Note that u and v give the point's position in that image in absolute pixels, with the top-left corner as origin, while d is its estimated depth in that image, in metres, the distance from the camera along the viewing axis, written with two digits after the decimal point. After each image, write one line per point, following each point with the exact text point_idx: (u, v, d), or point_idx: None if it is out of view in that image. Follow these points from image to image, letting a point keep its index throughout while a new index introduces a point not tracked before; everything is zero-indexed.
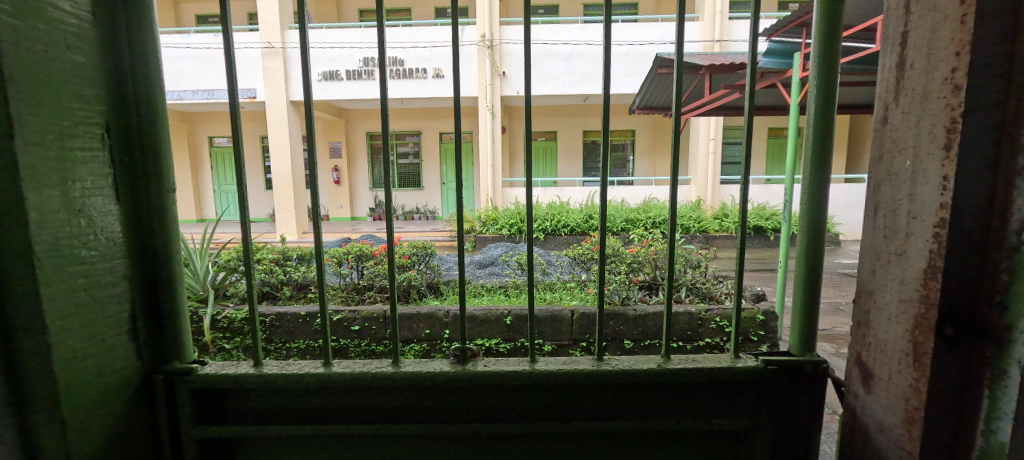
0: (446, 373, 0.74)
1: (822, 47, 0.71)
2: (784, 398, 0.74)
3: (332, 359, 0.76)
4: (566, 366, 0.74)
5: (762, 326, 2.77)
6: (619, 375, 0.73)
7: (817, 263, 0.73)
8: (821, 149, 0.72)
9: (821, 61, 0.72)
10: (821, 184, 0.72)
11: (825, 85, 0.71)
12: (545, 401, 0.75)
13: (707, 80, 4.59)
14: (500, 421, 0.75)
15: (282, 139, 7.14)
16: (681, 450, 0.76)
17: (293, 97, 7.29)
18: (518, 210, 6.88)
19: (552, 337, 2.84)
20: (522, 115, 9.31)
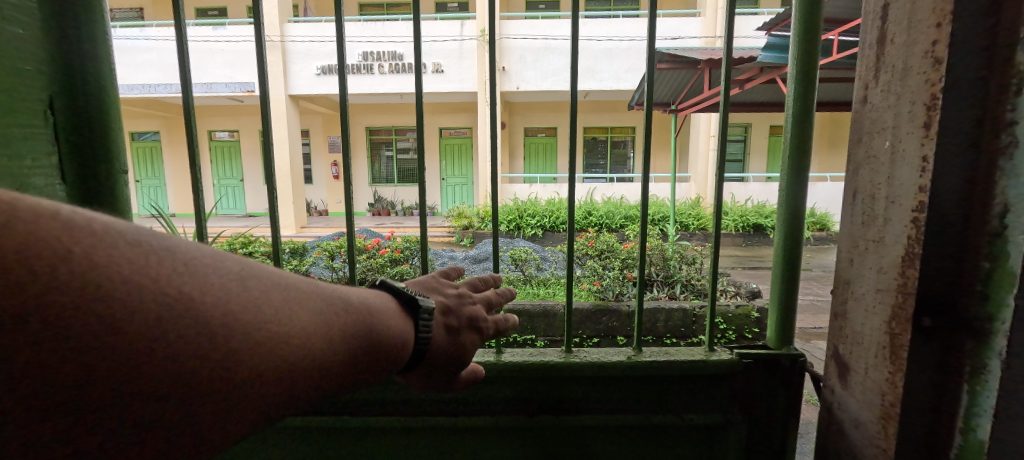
0: None
1: (802, 33, 0.69)
2: (759, 396, 0.71)
3: None
4: (531, 357, 0.72)
5: (756, 323, 3.10)
6: (586, 368, 0.71)
7: (796, 258, 0.70)
8: (800, 140, 0.70)
9: (802, 47, 0.69)
10: (800, 177, 0.70)
11: (808, 70, 0.69)
12: (510, 395, 0.73)
13: (707, 75, 4.63)
14: (463, 415, 0.73)
15: (281, 133, 7.31)
16: (652, 447, 0.73)
17: (292, 91, 7.50)
18: (517, 206, 6.89)
19: (545, 332, 2.97)
20: (522, 111, 9.32)
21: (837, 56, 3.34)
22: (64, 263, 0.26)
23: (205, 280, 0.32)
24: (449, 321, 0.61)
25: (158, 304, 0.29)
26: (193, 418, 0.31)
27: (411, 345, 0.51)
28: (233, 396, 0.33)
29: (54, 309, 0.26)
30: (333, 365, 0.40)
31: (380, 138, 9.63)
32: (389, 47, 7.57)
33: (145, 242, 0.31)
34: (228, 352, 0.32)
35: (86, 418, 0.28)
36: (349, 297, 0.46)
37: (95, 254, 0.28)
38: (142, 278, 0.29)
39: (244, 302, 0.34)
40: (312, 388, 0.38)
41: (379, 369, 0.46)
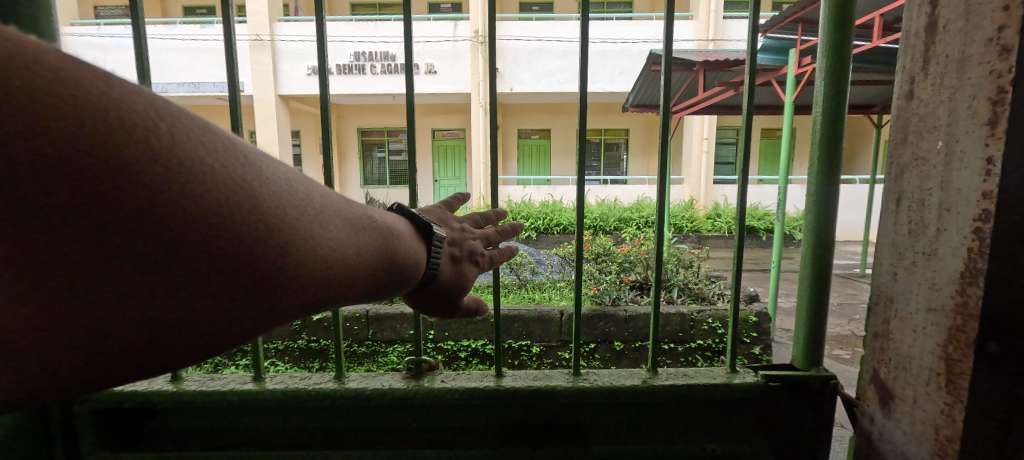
0: (396, 390, 0.64)
1: (834, 26, 0.67)
2: (791, 427, 0.65)
3: (264, 374, 0.66)
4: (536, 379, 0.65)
5: (754, 328, 3.08)
6: (600, 392, 0.64)
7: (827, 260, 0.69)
8: (830, 138, 0.68)
9: (832, 42, 0.68)
10: (831, 177, 0.68)
11: (837, 66, 0.68)
12: (512, 421, 0.66)
13: (701, 77, 4.62)
14: (459, 446, 0.65)
15: (270, 134, 7.25)
16: None
17: (282, 91, 7.41)
18: (510, 208, 6.87)
19: (540, 338, 2.91)
20: (516, 113, 9.28)
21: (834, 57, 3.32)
22: (153, 137, 0.32)
23: (259, 171, 0.38)
24: (454, 251, 0.74)
25: (224, 180, 0.35)
26: (241, 289, 0.36)
27: (416, 269, 0.57)
28: (278, 274, 0.38)
29: (147, 171, 0.31)
30: (357, 268, 0.45)
31: (372, 139, 9.53)
32: (381, 48, 7.50)
33: (214, 133, 0.37)
34: (276, 232, 0.37)
35: (153, 272, 0.33)
36: (378, 217, 0.54)
37: (176, 134, 0.33)
38: (210, 159, 0.35)
39: (290, 196, 0.39)
40: (339, 283, 0.43)
41: (391, 282, 0.52)
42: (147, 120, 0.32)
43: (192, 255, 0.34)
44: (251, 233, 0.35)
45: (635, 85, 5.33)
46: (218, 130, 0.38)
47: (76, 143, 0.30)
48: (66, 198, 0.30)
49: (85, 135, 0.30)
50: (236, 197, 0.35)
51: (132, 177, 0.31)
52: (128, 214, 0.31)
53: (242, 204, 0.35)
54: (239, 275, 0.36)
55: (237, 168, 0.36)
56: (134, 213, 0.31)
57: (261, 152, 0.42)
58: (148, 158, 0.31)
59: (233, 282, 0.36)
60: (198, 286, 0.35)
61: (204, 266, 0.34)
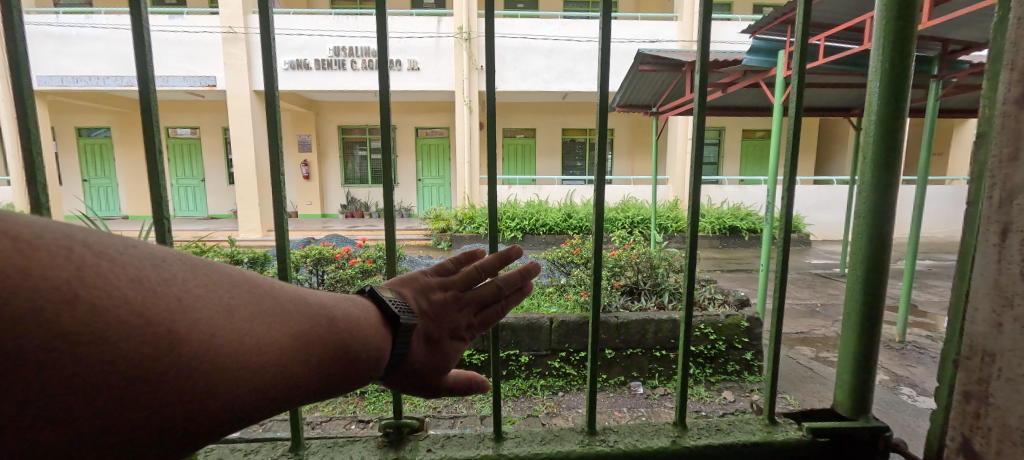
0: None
1: (892, 41, 0.76)
2: None
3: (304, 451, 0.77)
4: (539, 448, 0.78)
5: (745, 333, 3.06)
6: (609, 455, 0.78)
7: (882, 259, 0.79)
8: (888, 147, 0.78)
9: (892, 55, 0.76)
10: (886, 184, 0.78)
11: (894, 78, 0.77)
12: None
13: (688, 78, 4.62)
14: None
15: (245, 131, 6.95)
16: None
17: (256, 86, 7.08)
18: (496, 209, 6.79)
19: (530, 347, 2.80)
20: (501, 111, 9.16)
21: (823, 61, 3.32)
22: (67, 314, 0.31)
23: (198, 309, 0.39)
24: (431, 332, 0.70)
25: (147, 341, 0.35)
26: (173, 437, 0.38)
27: (382, 360, 0.57)
28: (210, 413, 0.39)
29: (64, 347, 0.32)
30: (301, 383, 0.46)
31: (353, 137, 9.27)
32: (363, 43, 7.28)
33: (146, 279, 0.37)
34: (205, 379, 0.38)
35: (73, 442, 0.33)
36: (335, 314, 0.53)
37: (97, 299, 0.33)
38: (134, 318, 0.34)
39: (225, 334, 0.39)
40: (279, 403, 0.45)
41: (349, 379, 0.53)
42: (63, 286, 0.32)
43: (116, 419, 0.35)
44: (185, 378, 0.37)
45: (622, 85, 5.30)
46: (149, 272, 0.37)
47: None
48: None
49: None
50: (160, 356, 0.35)
51: (49, 356, 0.31)
52: (40, 389, 0.31)
53: (178, 356, 0.36)
54: (154, 430, 0.37)
55: (169, 319, 0.36)
56: (49, 388, 0.31)
57: (200, 275, 0.41)
58: (61, 336, 0.31)
59: (162, 429, 0.37)
60: (126, 439, 0.36)
61: (130, 421, 0.35)
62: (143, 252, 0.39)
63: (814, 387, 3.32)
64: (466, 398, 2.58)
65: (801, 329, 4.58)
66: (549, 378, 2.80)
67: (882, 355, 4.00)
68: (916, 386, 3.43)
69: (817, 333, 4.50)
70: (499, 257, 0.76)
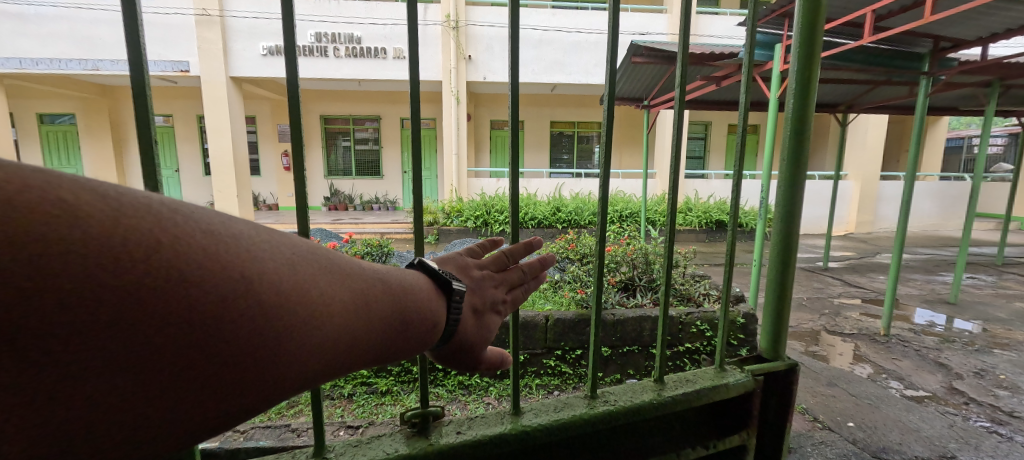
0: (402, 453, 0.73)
1: (806, 28, 0.99)
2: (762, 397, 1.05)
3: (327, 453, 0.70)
4: (557, 415, 0.84)
5: (742, 329, 3.04)
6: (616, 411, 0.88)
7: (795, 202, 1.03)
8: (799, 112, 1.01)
9: (805, 39, 0.99)
10: (798, 139, 1.02)
11: (806, 55, 0.99)
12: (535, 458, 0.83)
13: (682, 71, 4.57)
14: None
15: (221, 118, 6.69)
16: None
17: (233, 73, 6.81)
18: (484, 201, 6.68)
19: (525, 345, 2.73)
20: (488, 102, 8.99)
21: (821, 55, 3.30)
22: (153, 251, 0.33)
23: (265, 260, 0.41)
24: (476, 305, 0.71)
25: (225, 285, 0.36)
26: (252, 380, 0.39)
27: (431, 326, 0.59)
28: (282, 361, 0.41)
29: (147, 289, 0.32)
30: (361, 339, 0.48)
31: (336, 128, 8.98)
32: (347, 29, 7.03)
33: (214, 232, 0.38)
34: (277, 325, 0.40)
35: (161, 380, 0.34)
36: (388, 280, 0.55)
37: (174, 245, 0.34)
38: (210, 264, 0.36)
39: (289, 285, 0.41)
40: (343, 355, 0.47)
41: (405, 342, 0.55)
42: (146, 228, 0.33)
43: (201, 359, 0.35)
44: (259, 317, 0.39)
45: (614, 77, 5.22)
46: (215, 228, 0.39)
47: (69, 271, 0.29)
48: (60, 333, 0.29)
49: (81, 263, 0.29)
50: (239, 300, 0.37)
51: (135, 297, 0.32)
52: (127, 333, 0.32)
53: (253, 295, 0.38)
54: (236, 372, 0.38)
55: (240, 266, 0.38)
56: (136, 331, 0.32)
57: (259, 238, 0.44)
58: (151, 276, 0.32)
59: (237, 377, 0.38)
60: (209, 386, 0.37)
61: (209, 365, 0.36)
62: (205, 212, 0.41)
63: (806, 382, 3.31)
64: (460, 399, 2.48)
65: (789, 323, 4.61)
66: (544, 377, 2.72)
67: (868, 349, 4.04)
68: (903, 379, 3.48)
69: (805, 327, 4.54)
70: (524, 246, 0.79)
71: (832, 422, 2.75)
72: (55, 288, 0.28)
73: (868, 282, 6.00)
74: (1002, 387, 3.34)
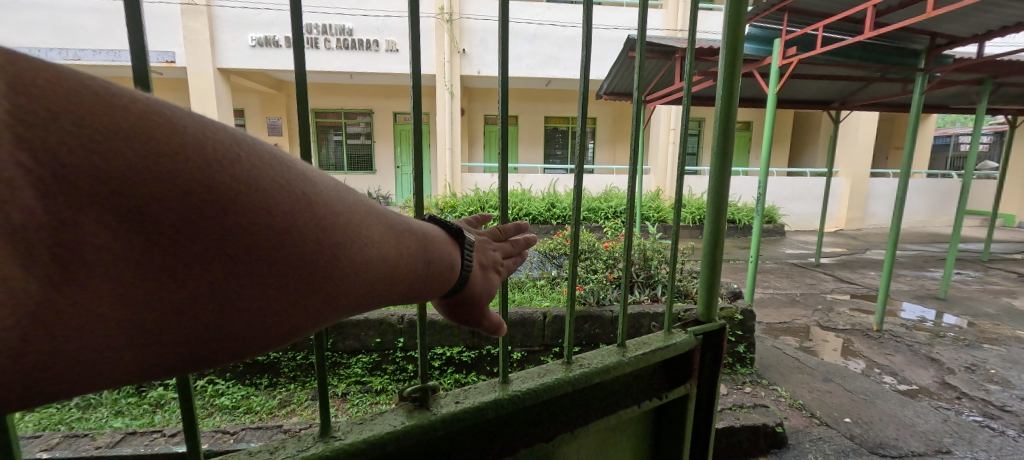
0: (404, 428, 0.70)
1: (732, 11, 1.10)
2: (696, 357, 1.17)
3: (328, 434, 0.67)
4: (543, 379, 0.87)
5: (739, 326, 3.02)
6: (589, 375, 0.92)
7: (726, 173, 1.14)
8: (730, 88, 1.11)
9: (731, 21, 1.10)
10: (727, 113, 1.12)
11: (736, 35, 1.10)
12: (524, 428, 0.85)
13: (679, 65, 4.54)
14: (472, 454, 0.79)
15: (209, 110, 6.58)
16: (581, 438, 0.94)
17: (220, 65, 6.69)
18: (478, 197, 6.63)
19: (522, 343, 2.68)
20: (482, 97, 8.90)
21: (821, 50, 3.26)
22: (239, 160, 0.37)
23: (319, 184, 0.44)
24: (481, 260, 0.73)
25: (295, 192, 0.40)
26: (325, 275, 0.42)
27: (452, 274, 0.62)
28: (328, 286, 0.43)
29: (214, 198, 0.34)
30: (398, 273, 0.50)
31: (327, 121, 8.85)
32: (338, 21, 6.90)
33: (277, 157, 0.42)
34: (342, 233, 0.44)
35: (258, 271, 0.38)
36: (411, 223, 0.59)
37: (237, 165, 0.36)
38: (271, 185, 0.38)
39: (340, 212, 0.44)
40: (381, 288, 0.49)
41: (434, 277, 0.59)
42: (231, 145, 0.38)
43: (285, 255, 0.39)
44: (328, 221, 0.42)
45: (611, 72, 5.16)
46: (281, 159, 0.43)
47: (140, 175, 0.31)
48: (129, 234, 0.31)
49: (152, 170, 0.32)
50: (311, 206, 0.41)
51: (202, 205, 0.34)
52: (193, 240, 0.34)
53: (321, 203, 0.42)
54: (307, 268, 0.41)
55: (297, 187, 0.40)
56: (203, 238, 0.34)
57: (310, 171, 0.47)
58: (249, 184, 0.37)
59: (291, 293, 0.40)
60: (263, 300, 0.39)
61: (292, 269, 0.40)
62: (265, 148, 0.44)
63: (802, 377, 3.31)
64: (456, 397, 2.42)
65: (784, 319, 4.62)
66: None
67: (861, 344, 4.06)
68: (897, 374, 3.48)
69: (799, 323, 4.55)
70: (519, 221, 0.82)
71: (830, 418, 2.71)
72: (130, 191, 0.31)
73: (859, 277, 6.05)
74: (993, 382, 3.37)
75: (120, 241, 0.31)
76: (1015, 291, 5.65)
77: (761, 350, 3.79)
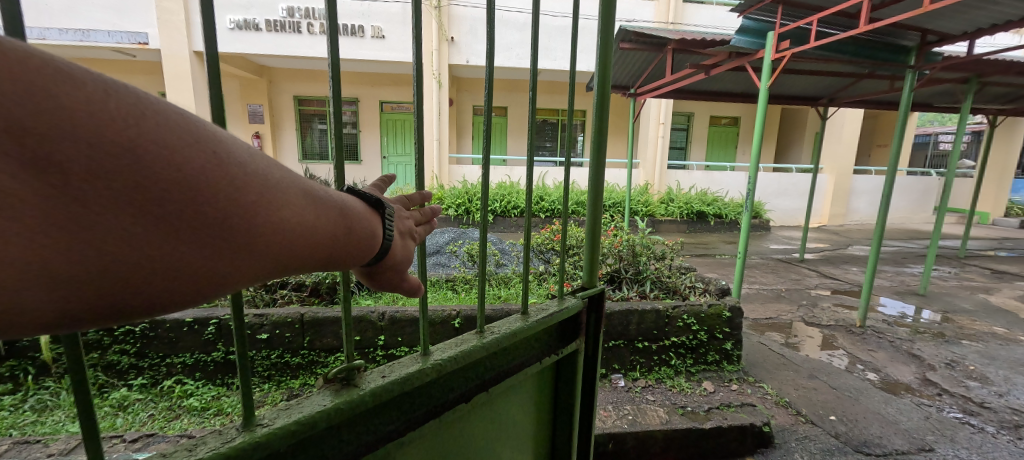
0: (337, 406, 0.64)
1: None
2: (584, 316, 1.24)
3: (251, 421, 0.58)
4: (461, 347, 0.84)
5: (727, 323, 2.96)
6: (500, 339, 0.92)
7: (602, 144, 1.21)
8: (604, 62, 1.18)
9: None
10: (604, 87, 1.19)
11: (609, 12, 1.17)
12: (443, 395, 0.84)
13: (671, 58, 4.47)
14: (397, 425, 0.75)
15: (184, 95, 6.30)
16: (488, 402, 0.94)
17: (197, 48, 6.40)
18: (466, 189, 6.52)
19: None
20: (471, 87, 8.74)
21: (814, 43, 3.20)
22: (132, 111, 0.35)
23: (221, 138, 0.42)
24: (401, 226, 0.70)
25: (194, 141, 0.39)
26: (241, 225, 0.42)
27: (377, 245, 0.61)
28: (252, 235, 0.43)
29: (136, 153, 0.34)
30: (320, 241, 0.50)
31: (311, 109, 8.60)
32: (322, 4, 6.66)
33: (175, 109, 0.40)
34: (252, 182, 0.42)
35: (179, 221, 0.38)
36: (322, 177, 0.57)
37: (154, 123, 0.36)
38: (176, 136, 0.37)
39: (257, 179, 0.43)
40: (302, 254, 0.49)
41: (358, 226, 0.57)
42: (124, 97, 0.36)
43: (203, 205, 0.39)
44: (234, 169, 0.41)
45: (603, 64, 5.06)
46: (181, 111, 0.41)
47: (53, 121, 0.30)
48: (42, 186, 0.31)
49: (60, 119, 0.31)
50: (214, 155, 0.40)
51: (122, 155, 0.33)
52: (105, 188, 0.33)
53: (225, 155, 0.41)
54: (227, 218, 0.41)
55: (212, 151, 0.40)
56: (118, 189, 0.34)
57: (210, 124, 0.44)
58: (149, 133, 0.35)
59: (207, 253, 0.40)
60: (180, 257, 0.38)
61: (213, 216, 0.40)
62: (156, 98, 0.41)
63: (788, 374, 3.30)
64: None
65: (769, 315, 4.63)
66: None
67: (844, 340, 4.08)
68: (879, 370, 3.50)
69: (784, 318, 4.57)
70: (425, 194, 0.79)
71: (815, 416, 2.69)
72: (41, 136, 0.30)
73: (842, 273, 6.11)
74: (972, 379, 3.41)
75: (30, 190, 0.30)
76: (991, 288, 5.76)
77: (747, 347, 3.78)
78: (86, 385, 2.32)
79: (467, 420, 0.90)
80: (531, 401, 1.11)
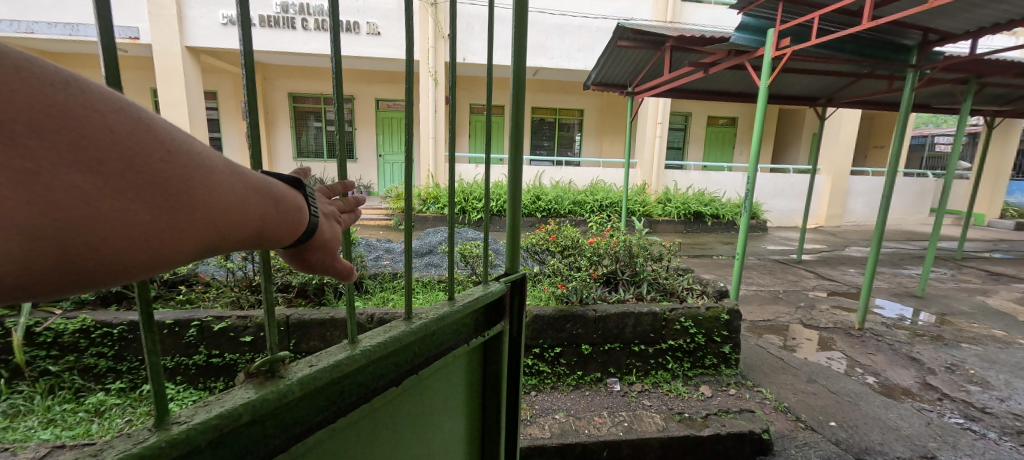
0: (262, 397, 0.58)
1: None
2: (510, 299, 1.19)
3: (165, 419, 0.52)
4: (387, 333, 0.79)
5: (725, 326, 2.90)
6: (427, 324, 0.87)
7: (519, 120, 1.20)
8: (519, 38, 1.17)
9: None
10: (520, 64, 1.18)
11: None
12: (377, 383, 0.78)
13: (669, 56, 4.40)
14: (328, 415, 0.69)
15: (176, 92, 6.21)
16: (418, 391, 0.88)
17: (189, 43, 6.30)
18: (462, 188, 6.46)
19: None
20: (467, 85, 8.67)
21: (817, 41, 3.12)
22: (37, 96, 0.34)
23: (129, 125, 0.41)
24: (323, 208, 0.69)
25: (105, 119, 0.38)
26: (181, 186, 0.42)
27: (306, 223, 0.59)
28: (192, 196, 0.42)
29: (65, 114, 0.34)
30: (261, 210, 0.50)
31: (306, 107, 8.50)
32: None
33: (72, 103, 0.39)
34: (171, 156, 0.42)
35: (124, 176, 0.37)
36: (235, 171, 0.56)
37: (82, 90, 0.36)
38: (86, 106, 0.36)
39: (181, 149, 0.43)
40: (241, 225, 0.48)
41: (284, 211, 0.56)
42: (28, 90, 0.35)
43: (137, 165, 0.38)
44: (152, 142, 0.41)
45: (600, 62, 4.99)
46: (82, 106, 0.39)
47: None
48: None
49: None
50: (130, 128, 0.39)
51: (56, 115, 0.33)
52: (38, 137, 0.32)
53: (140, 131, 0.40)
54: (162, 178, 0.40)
55: (141, 116, 0.40)
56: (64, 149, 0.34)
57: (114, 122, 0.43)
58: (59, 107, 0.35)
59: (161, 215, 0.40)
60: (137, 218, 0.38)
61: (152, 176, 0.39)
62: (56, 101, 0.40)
63: (786, 378, 3.24)
64: None
65: (767, 317, 4.58)
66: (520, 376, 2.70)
67: (843, 342, 4.03)
68: (880, 374, 3.45)
69: (782, 320, 4.52)
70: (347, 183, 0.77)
71: (815, 421, 2.63)
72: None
73: (840, 274, 6.07)
74: (973, 383, 3.36)
75: None
76: (988, 289, 5.73)
77: (745, 349, 3.72)
78: (62, 389, 2.24)
79: (399, 412, 0.84)
80: (460, 385, 1.04)
